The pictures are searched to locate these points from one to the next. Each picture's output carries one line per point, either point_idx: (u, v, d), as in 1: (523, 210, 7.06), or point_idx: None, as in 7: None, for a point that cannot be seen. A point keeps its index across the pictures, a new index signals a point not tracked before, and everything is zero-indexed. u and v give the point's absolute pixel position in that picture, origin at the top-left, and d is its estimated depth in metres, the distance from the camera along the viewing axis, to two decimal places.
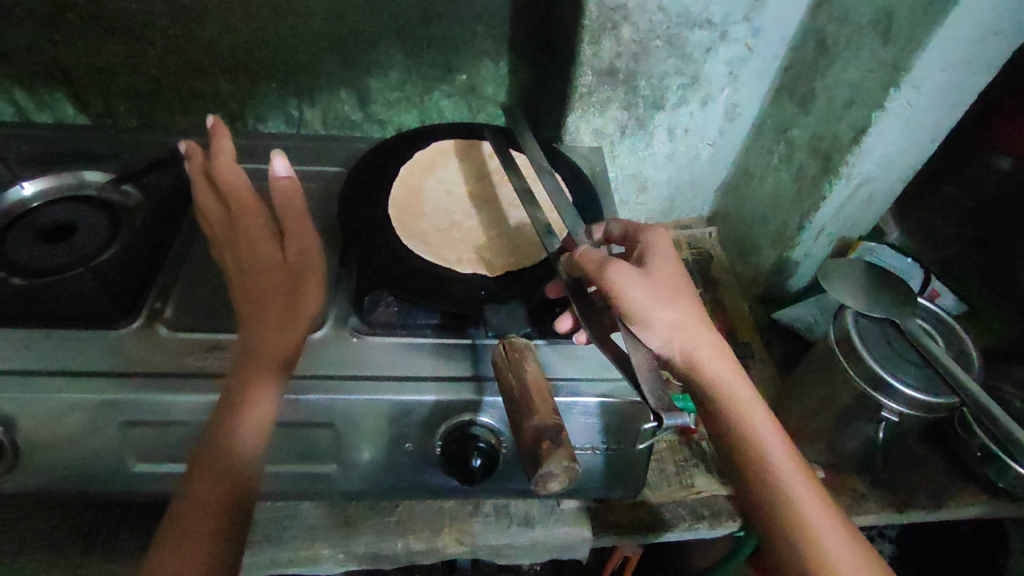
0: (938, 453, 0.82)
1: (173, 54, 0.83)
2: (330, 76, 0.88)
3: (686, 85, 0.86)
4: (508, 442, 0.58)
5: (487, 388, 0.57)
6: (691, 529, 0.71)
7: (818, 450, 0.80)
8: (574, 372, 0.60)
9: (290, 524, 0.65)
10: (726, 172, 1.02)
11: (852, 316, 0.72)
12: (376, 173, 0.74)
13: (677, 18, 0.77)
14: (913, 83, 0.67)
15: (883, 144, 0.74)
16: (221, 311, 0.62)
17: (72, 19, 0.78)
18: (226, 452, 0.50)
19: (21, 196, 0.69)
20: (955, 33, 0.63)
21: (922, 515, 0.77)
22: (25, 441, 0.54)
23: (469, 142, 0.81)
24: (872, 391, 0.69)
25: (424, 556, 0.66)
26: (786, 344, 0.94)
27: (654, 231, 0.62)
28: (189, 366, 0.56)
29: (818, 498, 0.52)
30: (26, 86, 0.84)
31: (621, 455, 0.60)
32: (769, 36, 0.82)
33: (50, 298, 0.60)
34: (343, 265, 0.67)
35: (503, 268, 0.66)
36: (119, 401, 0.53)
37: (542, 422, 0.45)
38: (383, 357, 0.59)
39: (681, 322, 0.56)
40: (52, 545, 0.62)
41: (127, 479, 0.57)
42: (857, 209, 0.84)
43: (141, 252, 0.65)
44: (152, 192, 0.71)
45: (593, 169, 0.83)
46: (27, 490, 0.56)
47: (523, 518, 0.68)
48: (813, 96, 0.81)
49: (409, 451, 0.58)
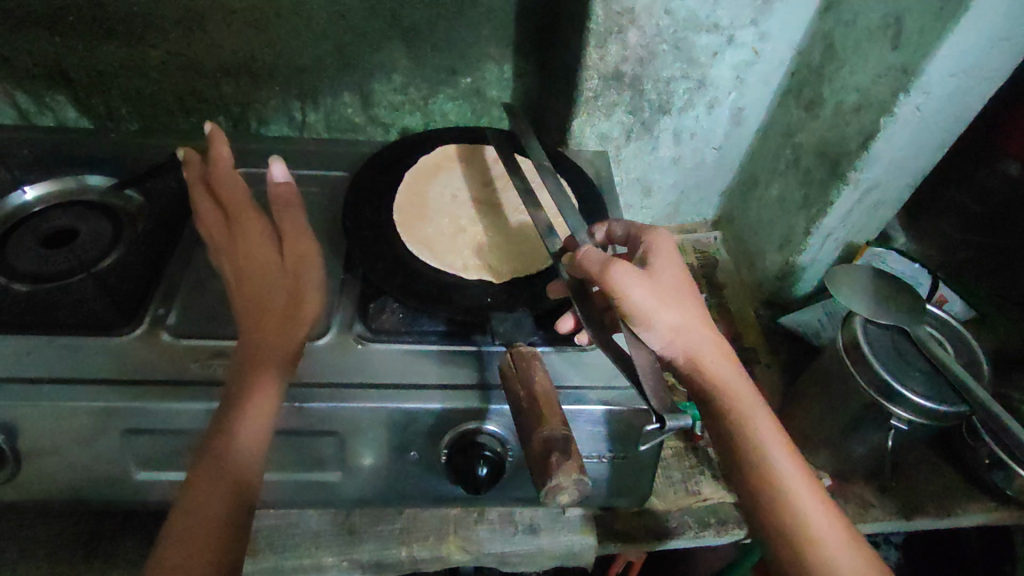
0: (945, 459, 0.81)
1: (175, 57, 0.82)
2: (333, 79, 0.87)
3: (692, 89, 0.85)
4: (514, 450, 0.58)
5: (493, 396, 0.57)
6: (697, 537, 0.71)
7: (824, 457, 0.79)
8: (579, 380, 0.59)
9: (293, 532, 0.65)
10: (730, 176, 1.01)
11: (860, 323, 0.71)
12: (382, 177, 0.73)
13: (683, 22, 0.76)
14: (922, 89, 0.67)
15: (892, 149, 0.74)
16: (223, 317, 0.61)
17: (73, 21, 0.78)
18: (228, 462, 0.49)
19: (23, 201, 0.69)
20: (967, 39, 0.62)
21: (929, 522, 0.76)
22: (25, 449, 0.53)
23: (473, 146, 0.80)
24: (883, 400, 0.68)
25: (428, 564, 0.65)
26: (791, 348, 0.94)
27: (657, 232, 0.61)
28: (192, 373, 0.55)
29: (820, 505, 0.51)
30: (26, 89, 0.83)
31: (626, 463, 0.60)
32: (776, 41, 0.82)
33: (51, 305, 0.59)
34: (347, 271, 0.67)
35: (509, 274, 0.65)
36: (119, 409, 0.53)
37: (551, 434, 0.44)
38: (387, 365, 0.58)
39: (684, 323, 0.55)
40: (52, 554, 0.62)
41: (127, 486, 0.56)
42: (864, 213, 0.83)
43: (144, 258, 0.64)
44: (156, 197, 0.71)
45: (598, 173, 0.82)
46: (28, 496, 0.56)
47: (528, 525, 0.67)
48: (820, 101, 0.81)
49: (415, 459, 0.57)
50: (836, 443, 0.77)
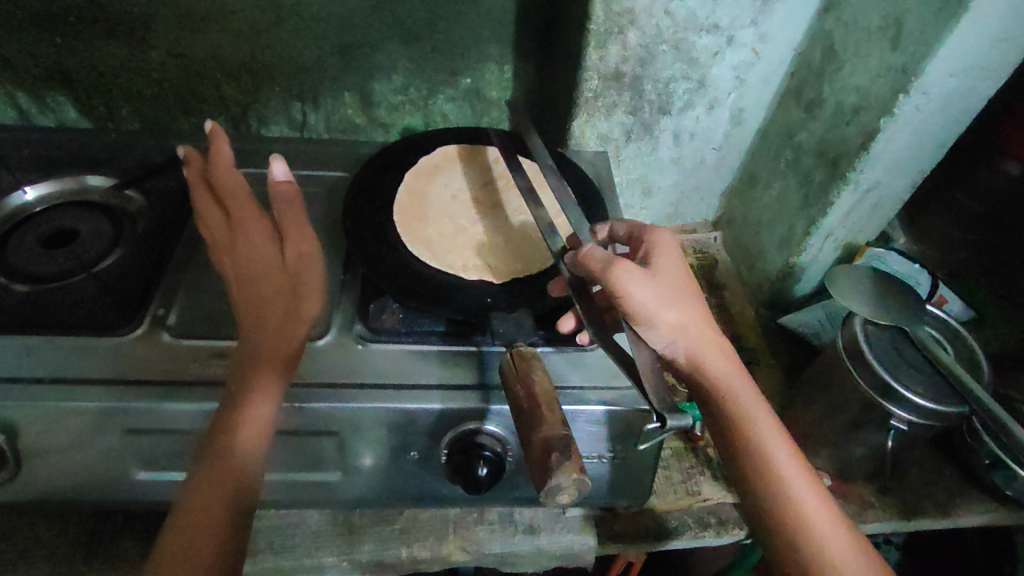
0: (946, 459, 0.81)
1: (175, 57, 0.82)
2: (334, 80, 0.87)
3: (692, 89, 0.85)
4: (514, 451, 0.58)
5: (493, 397, 0.57)
6: (697, 537, 0.71)
7: (824, 457, 0.79)
8: (579, 380, 0.59)
9: (293, 532, 0.65)
10: (730, 176, 1.01)
11: (860, 323, 0.71)
12: (383, 177, 0.73)
13: (684, 22, 0.77)
14: (921, 89, 0.67)
15: (892, 149, 0.74)
16: (223, 317, 0.61)
17: (73, 21, 0.78)
18: (228, 462, 0.49)
19: (23, 201, 0.69)
20: (966, 39, 0.63)
21: (929, 523, 0.76)
22: (25, 449, 0.53)
23: (474, 146, 0.80)
24: (883, 401, 0.68)
25: (428, 565, 0.65)
26: (791, 348, 0.94)
27: (660, 232, 0.61)
28: (192, 373, 0.55)
29: (822, 504, 0.51)
30: (27, 89, 0.83)
31: (626, 463, 0.60)
32: (776, 41, 0.82)
33: (51, 304, 0.59)
34: (347, 271, 0.67)
35: (510, 275, 0.65)
36: (118, 409, 0.53)
37: (551, 434, 0.44)
38: (388, 365, 0.58)
39: (686, 323, 0.55)
40: (51, 555, 0.62)
41: (128, 486, 0.56)
42: (865, 213, 0.83)
43: (145, 258, 0.65)
44: (156, 197, 0.71)
45: (598, 173, 0.82)
46: (29, 496, 0.56)
47: (528, 526, 0.67)
48: (820, 101, 0.81)
49: (415, 460, 0.58)
50: (836, 444, 0.77)
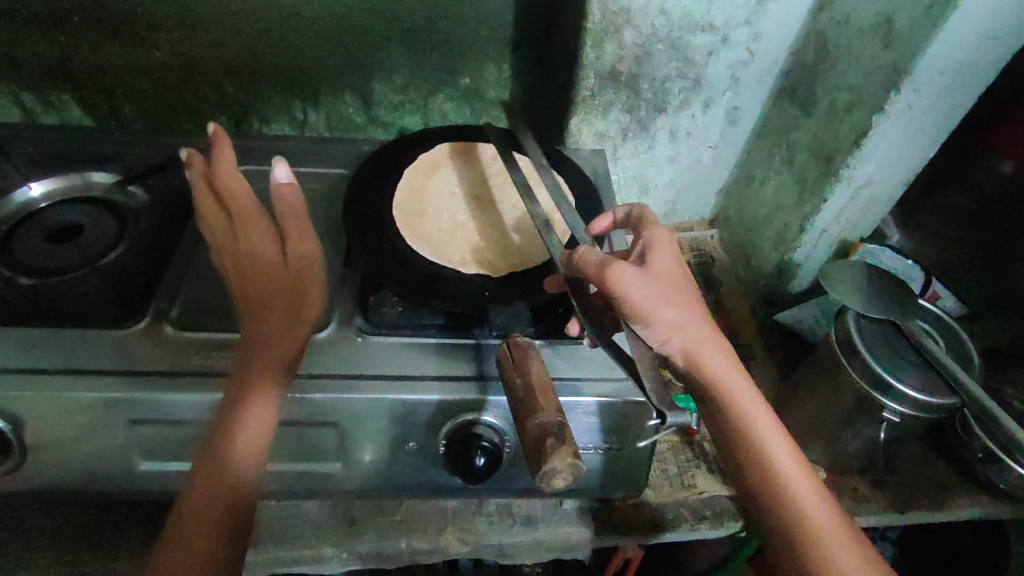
0: (938, 453, 0.82)
1: (178, 57, 0.83)
2: (335, 79, 0.89)
3: (687, 88, 0.86)
4: (513, 441, 0.59)
5: (491, 388, 0.58)
6: (693, 529, 0.71)
7: (818, 451, 0.80)
8: (575, 372, 0.60)
9: (294, 523, 0.66)
10: (726, 174, 1.02)
11: (852, 318, 0.72)
12: (381, 174, 0.74)
13: (678, 21, 0.78)
14: (912, 86, 0.68)
15: (883, 147, 0.75)
16: (224, 311, 0.62)
17: (78, 21, 0.79)
18: (228, 453, 0.50)
19: (29, 197, 0.70)
20: (955, 37, 0.64)
21: (922, 516, 0.77)
22: (31, 439, 0.54)
23: (470, 144, 0.81)
24: (875, 394, 0.69)
25: (427, 556, 0.66)
26: (787, 345, 0.94)
27: (655, 230, 0.62)
28: (194, 365, 0.56)
29: (821, 502, 0.51)
30: (32, 89, 0.84)
31: (622, 455, 0.61)
32: (770, 41, 0.83)
33: (58, 298, 0.60)
34: (347, 265, 0.68)
35: (506, 269, 0.66)
36: (122, 400, 0.53)
37: (546, 420, 0.45)
38: (387, 356, 0.59)
39: (682, 321, 0.56)
40: (55, 545, 0.63)
41: (131, 475, 0.57)
42: (859, 210, 0.84)
43: (148, 252, 0.65)
44: (158, 194, 0.72)
45: (596, 172, 0.84)
46: (35, 485, 0.57)
47: (525, 517, 0.68)
48: (814, 100, 0.82)
49: (414, 450, 0.58)
50: (830, 437, 0.78)
